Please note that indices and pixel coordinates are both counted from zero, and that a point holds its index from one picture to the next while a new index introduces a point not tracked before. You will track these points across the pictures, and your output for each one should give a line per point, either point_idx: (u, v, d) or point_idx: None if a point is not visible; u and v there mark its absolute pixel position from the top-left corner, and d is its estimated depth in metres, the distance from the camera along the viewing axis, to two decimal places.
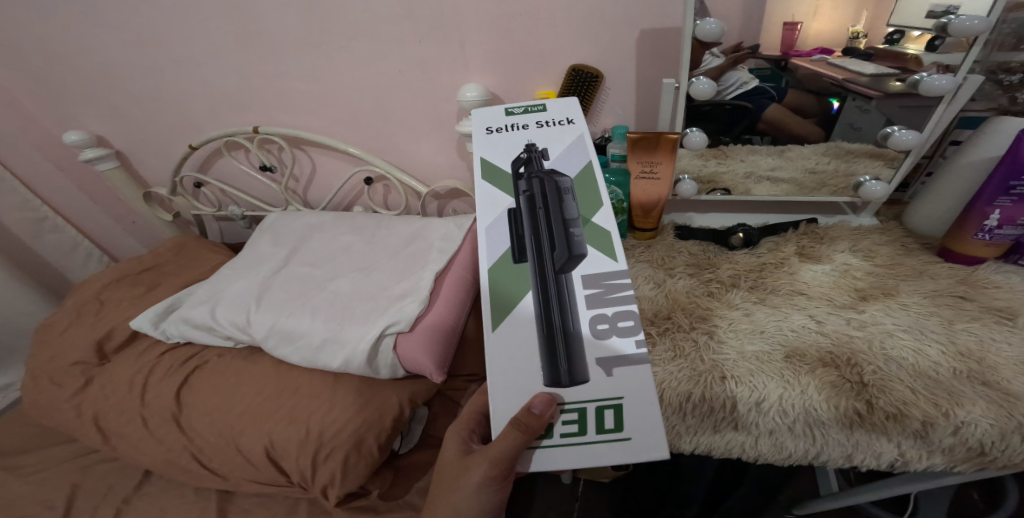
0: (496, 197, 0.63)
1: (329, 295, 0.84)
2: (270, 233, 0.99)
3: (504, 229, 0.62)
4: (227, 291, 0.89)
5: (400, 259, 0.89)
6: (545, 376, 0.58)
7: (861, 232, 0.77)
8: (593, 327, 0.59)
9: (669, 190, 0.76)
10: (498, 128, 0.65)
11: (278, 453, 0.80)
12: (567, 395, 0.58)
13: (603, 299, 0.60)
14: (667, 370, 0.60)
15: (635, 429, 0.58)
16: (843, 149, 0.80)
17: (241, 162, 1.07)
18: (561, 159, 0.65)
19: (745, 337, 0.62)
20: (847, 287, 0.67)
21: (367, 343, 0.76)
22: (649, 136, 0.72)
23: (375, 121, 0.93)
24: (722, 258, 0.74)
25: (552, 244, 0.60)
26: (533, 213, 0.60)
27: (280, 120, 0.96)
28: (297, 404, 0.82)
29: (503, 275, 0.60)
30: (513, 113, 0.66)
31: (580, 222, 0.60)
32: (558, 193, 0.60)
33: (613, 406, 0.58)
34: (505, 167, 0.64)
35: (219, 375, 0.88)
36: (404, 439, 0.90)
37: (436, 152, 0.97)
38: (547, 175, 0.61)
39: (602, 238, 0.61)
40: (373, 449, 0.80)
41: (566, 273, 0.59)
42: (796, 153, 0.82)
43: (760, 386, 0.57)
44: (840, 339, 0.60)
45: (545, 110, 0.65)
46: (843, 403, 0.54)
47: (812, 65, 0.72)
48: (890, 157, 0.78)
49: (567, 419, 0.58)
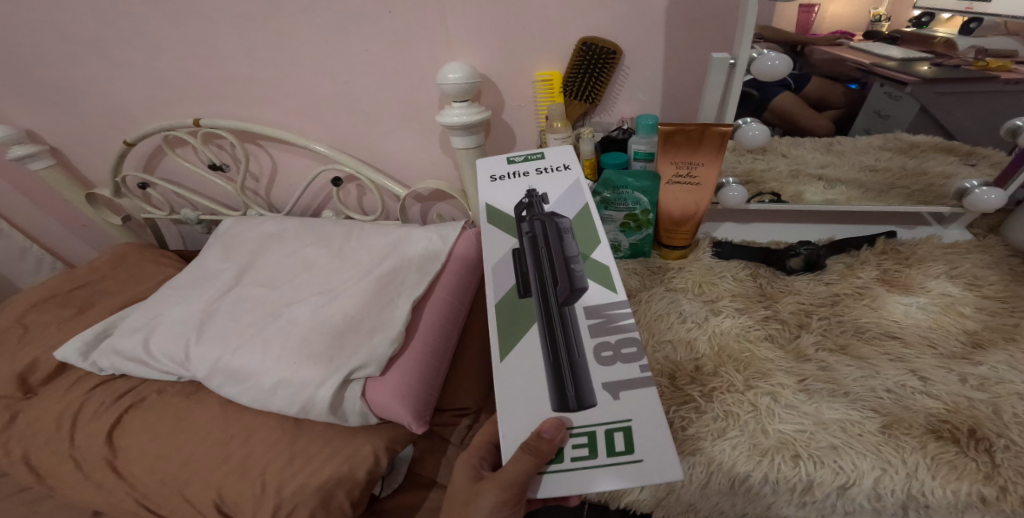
0: (494, 241, 0.50)
1: (285, 325, 0.68)
2: (221, 245, 0.83)
3: (510, 270, 0.49)
4: (165, 316, 0.74)
5: (371, 279, 0.72)
6: (553, 400, 0.43)
7: (958, 249, 0.61)
8: (596, 351, 0.45)
9: (712, 196, 0.59)
10: (501, 175, 0.53)
11: (232, 510, 0.66)
12: (585, 420, 0.42)
13: (605, 328, 0.46)
14: (717, 446, 0.43)
15: (653, 451, 0.41)
16: (905, 142, 0.64)
17: (188, 161, 0.90)
18: (569, 194, 0.52)
19: (824, 400, 0.45)
20: (952, 328, 0.50)
21: (327, 390, 0.61)
22: (688, 129, 0.55)
23: (341, 112, 0.76)
24: (780, 288, 0.58)
25: (553, 275, 0.47)
26: (536, 254, 0.48)
27: (228, 110, 0.80)
28: (250, 454, 0.68)
29: (508, 315, 0.47)
30: (514, 160, 0.54)
31: (580, 257, 0.49)
32: (559, 234, 0.49)
33: (621, 429, 0.42)
34: (507, 212, 0.52)
35: (156, 414, 0.73)
36: (387, 479, 0.70)
37: (416, 146, 0.80)
38: (548, 217, 0.50)
39: (600, 270, 0.48)
40: (344, 508, 0.63)
41: (569, 306, 0.47)
42: (849, 148, 0.65)
43: (848, 466, 0.41)
44: (957, 402, 0.43)
45: (543, 157, 0.54)
46: (964, 489, 0.39)
47: (832, 49, 0.58)
48: (964, 152, 0.63)
49: (578, 435, 0.42)
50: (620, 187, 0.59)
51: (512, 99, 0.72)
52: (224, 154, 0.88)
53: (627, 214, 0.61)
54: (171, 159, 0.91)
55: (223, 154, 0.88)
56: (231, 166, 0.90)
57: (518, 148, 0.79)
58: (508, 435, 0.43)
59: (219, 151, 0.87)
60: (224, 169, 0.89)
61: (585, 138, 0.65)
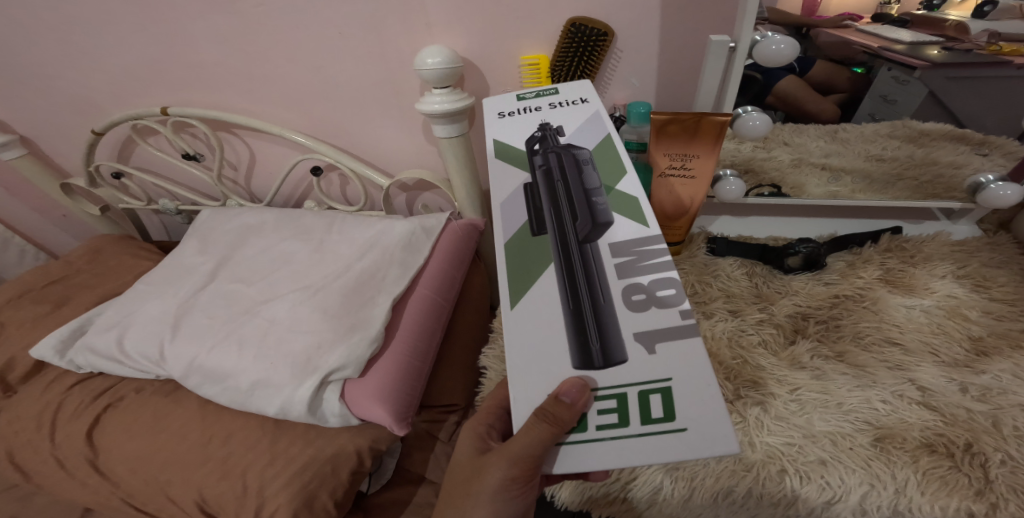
0: (504, 177, 0.46)
1: (262, 323, 0.65)
2: (197, 238, 0.80)
3: (522, 205, 0.45)
4: (139, 313, 0.71)
5: (352, 274, 0.69)
6: (574, 356, 0.39)
7: (966, 247, 0.58)
8: (627, 296, 0.40)
9: (707, 190, 0.56)
10: (511, 112, 0.50)
11: (214, 509, 0.64)
12: (613, 381, 0.38)
13: (635, 267, 0.41)
14: (702, 460, 0.41)
15: (689, 411, 0.37)
16: (915, 130, 0.60)
17: (162, 150, 0.87)
18: (587, 126, 0.47)
19: (816, 410, 0.42)
20: (956, 334, 0.47)
21: (305, 392, 0.59)
22: (683, 119, 0.51)
23: (318, 99, 0.72)
24: (776, 289, 0.55)
25: (572, 210, 0.43)
26: (552, 188, 0.44)
27: (198, 99, 0.76)
28: (230, 454, 0.65)
29: (521, 254, 0.43)
30: (526, 96, 0.50)
31: (602, 188, 0.44)
32: (577, 165, 0.45)
33: (654, 393, 0.37)
34: (519, 145, 0.48)
35: (134, 414, 0.71)
36: (374, 476, 0.67)
37: (398, 134, 0.76)
38: (564, 149, 0.46)
39: (625, 204, 0.43)
40: (327, 508, 0.60)
41: (591, 242, 0.42)
42: (854, 136, 0.62)
43: (835, 481, 0.38)
44: (956, 414, 0.41)
45: (556, 92, 0.50)
46: (953, 506, 0.37)
47: (839, 31, 0.55)
48: (977, 141, 0.59)
49: (606, 399, 0.38)
50: None
51: (497, 83, 0.68)
52: (198, 144, 0.85)
53: None
54: (144, 149, 0.87)
55: (197, 143, 0.85)
56: (206, 155, 0.86)
57: None
58: (520, 399, 0.39)
59: (193, 140, 0.84)
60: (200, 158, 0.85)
61: None
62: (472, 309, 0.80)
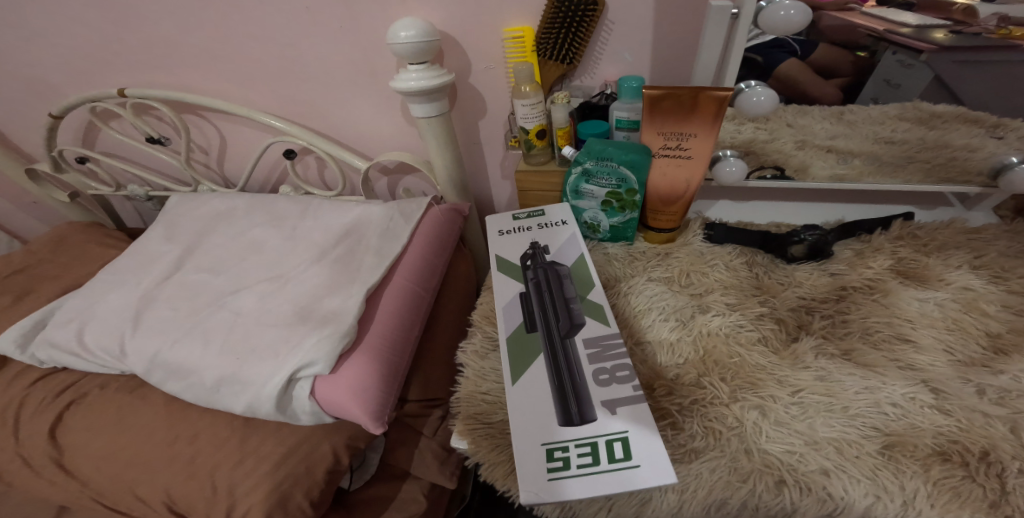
0: (500, 288, 0.50)
1: (228, 316, 0.61)
2: (163, 224, 0.76)
3: (517, 311, 0.47)
4: (100, 305, 0.66)
5: (326, 263, 0.65)
6: (557, 416, 0.38)
7: (983, 235, 0.53)
8: (594, 375, 0.41)
9: (705, 172, 0.51)
10: (508, 231, 0.56)
11: (183, 511, 0.60)
12: (584, 431, 0.37)
13: (602, 355, 0.42)
14: (693, 470, 0.37)
15: (656, 458, 0.35)
16: (925, 112, 0.55)
17: (127, 135, 0.82)
18: (568, 245, 0.53)
19: (820, 415, 0.38)
20: (973, 330, 0.43)
21: (272, 388, 0.54)
22: (678, 94, 0.46)
23: (287, 78, 0.68)
24: (778, 280, 0.51)
25: (555, 313, 0.46)
26: (540, 304, 0.47)
27: (159, 78, 0.71)
28: (198, 453, 0.61)
29: (515, 356, 0.43)
30: (518, 217, 0.57)
31: (577, 298, 0.48)
32: (559, 279, 0.49)
33: (621, 438, 0.36)
34: (512, 259, 0.53)
35: (98, 411, 0.67)
36: (356, 472, 0.61)
37: (375, 116, 0.72)
38: (549, 265, 0.51)
39: (596, 307, 0.47)
40: (303, 509, 0.54)
41: (571, 339, 0.44)
42: (861, 118, 0.55)
43: (839, 494, 0.35)
44: (971, 419, 0.37)
45: (544, 214, 0.57)
46: None
47: (843, 13, 0.47)
48: (991, 123, 0.55)
49: (581, 442, 0.37)
50: (603, 158, 0.52)
51: (478, 59, 0.63)
52: (164, 127, 0.80)
53: (609, 191, 0.54)
54: (108, 133, 0.83)
55: (162, 127, 0.80)
56: (173, 139, 0.81)
57: (489, 116, 0.69)
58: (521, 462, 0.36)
59: (159, 123, 0.79)
60: (166, 143, 0.80)
61: (558, 104, 0.56)
62: (456, 298, 0.74)
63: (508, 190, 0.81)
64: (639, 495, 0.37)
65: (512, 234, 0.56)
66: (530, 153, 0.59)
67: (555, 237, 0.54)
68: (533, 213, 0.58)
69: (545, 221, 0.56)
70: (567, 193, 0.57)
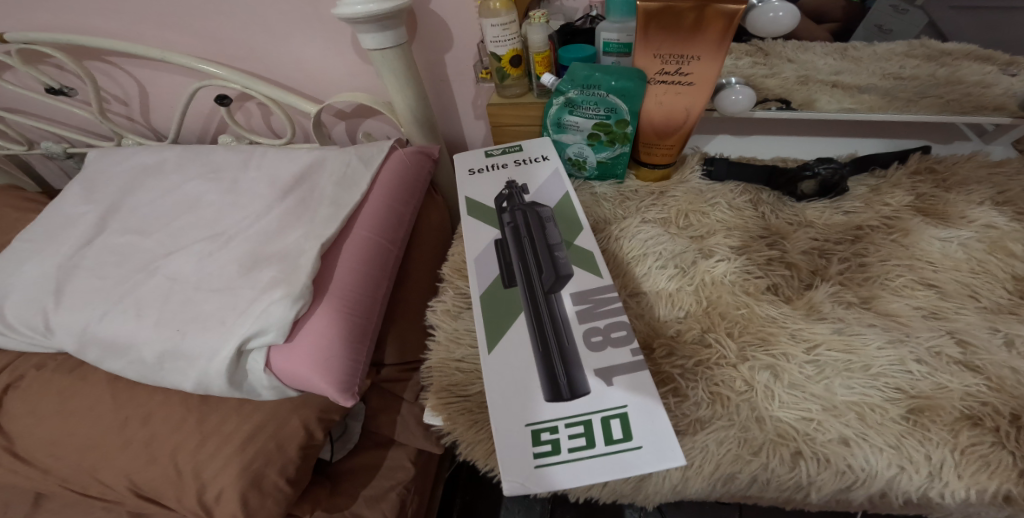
0: (470, 235, 0.43)
1: (163, 281, 0.53)
2: (84, 183, 0.66)
3: (492, 262, 0.41)
4: (14, 279, 0.57)
5: (275, 218, 0.57)
6: (542, 387, 0.33)
7: (1006, 169, 0.48)
8: (585, 336, 0.35)
9: (707, 101, 0.44)
10: (481, 169, 0.49)
11: (142, 497, 0.54)
12: (574, 410, 0.32)
13: (594, 313, 0.37)
14: (698, 443, 0.32)
15: (659, 438, 0.31)
16: (933, 51, 0.48)
17: (25, 88, 0.70)
18: (550, 184, 0.47)
19: (838, 375, 0.34)
20: (999, 274, 0.39)
21: (220, 364, 0.47)
22: (680, 9, 0.38)
23: (207, 11, 0.57)
24: (787, 220, 0.46)
25: (537, 264, 0.40)
26: (520, 253, 0.41)
27: (48, 18, 0.59)
28: (150, 435, 0.55)
29: (492, 314, 0.38)
30: (492, 153, 0.50)
31: (562, 244, 0.41)
32: (540, 223, 0.43)
33: (619, 415, 0.32)
34: (486, 201, 0.46)
35: (36, 396, 0.60)
36: (337, 442, 0.56)
37: (320, 53, 0.61)
38: (529, 206, 0.44)
39: (584, 255, 0.41)
40: (279, 488, 0.49)
41: (556, 293, 0.38)
42: (867, 55, 0.49)
43: (859, 466, 0.31)
44: (1002, 377, 0.33)
45: (521, 149, 0.50)
46: (991, 489, 0.30)
47: None
48: (1004, 61, 0.48)
49: (572, 421, 0.32)
50: (589, 86, 0.44)
51: None
52: (67, 77, 0.68)
53: (597, 123, 0.47)
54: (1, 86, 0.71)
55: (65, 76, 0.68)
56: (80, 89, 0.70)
57: (455, 47, 0.60)
58: (505, 444, 0.31)
59: (60, 73, 0.68)
60: (72, 94, 0.69)
61: (534, 24, 0.47)
62: (431, 250, 0.67)
63: (483, 130, 0.73)
64: (639, 477, 0.33)
65: (483, 173, 0.48)
66: (503, 84, 0.51)
67: (534, 175, 0.48)
68: (509, 149, 0.50)
69: (524, 158, 0.49)
70: (547, 126, 0.50)
